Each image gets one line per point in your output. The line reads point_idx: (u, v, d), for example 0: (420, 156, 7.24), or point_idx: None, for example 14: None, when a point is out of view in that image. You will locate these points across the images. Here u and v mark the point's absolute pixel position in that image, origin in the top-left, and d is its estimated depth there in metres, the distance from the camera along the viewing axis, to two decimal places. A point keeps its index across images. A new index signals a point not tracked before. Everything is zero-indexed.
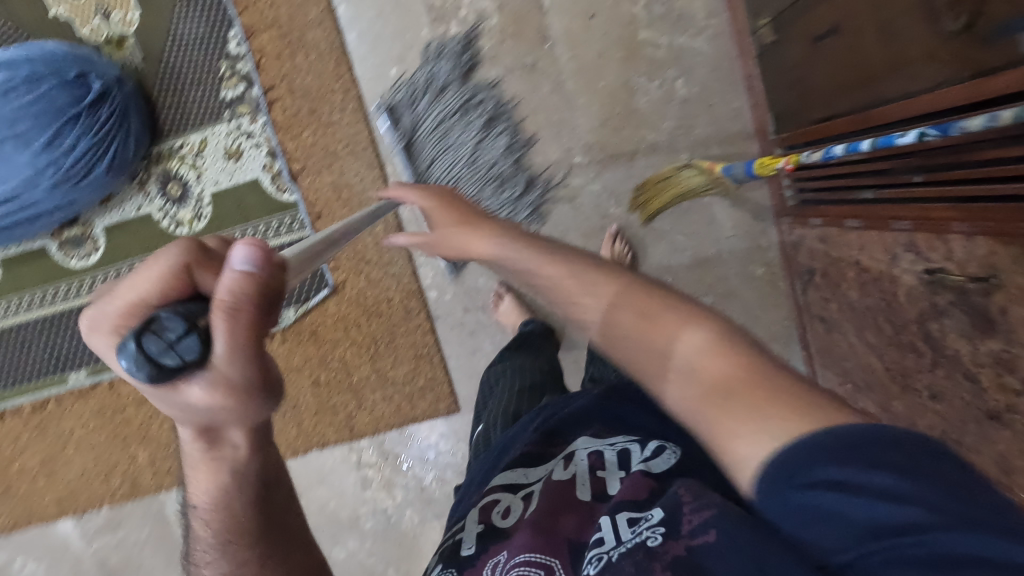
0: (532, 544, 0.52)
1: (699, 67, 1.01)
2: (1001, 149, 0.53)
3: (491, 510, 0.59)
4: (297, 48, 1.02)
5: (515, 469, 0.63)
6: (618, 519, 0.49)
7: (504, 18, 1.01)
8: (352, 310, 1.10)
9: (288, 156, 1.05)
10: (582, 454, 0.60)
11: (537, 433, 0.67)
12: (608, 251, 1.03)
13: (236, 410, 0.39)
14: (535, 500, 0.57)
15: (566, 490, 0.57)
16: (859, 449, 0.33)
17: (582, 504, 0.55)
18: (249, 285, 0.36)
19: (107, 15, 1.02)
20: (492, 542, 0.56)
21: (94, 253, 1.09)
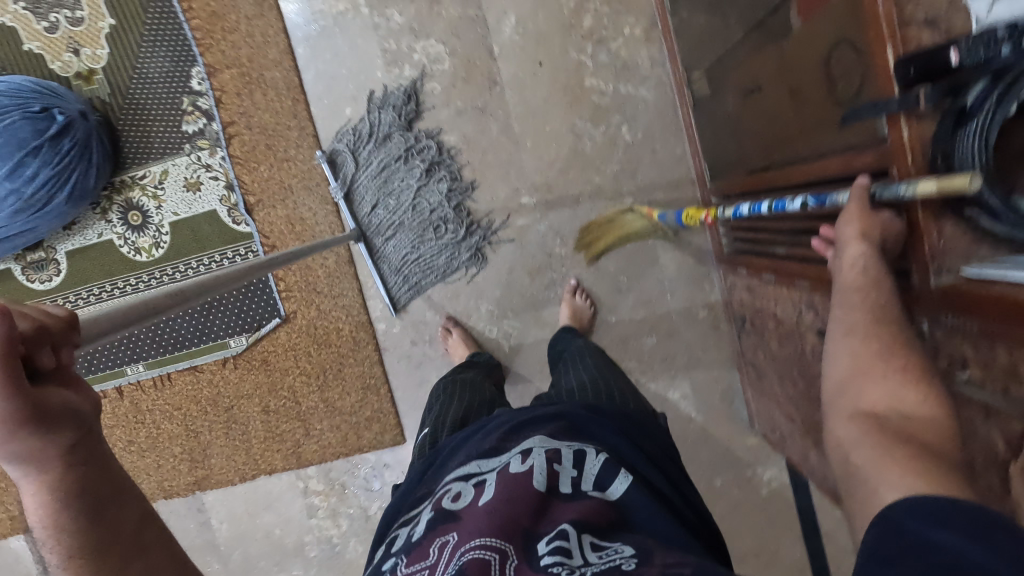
0: (486, 531, 0.49)
1: (642, 114, 1.04)
2: None
3: (442, 498, 0.56)
4: (256, 87, 1.06)
5: (471, 462, 0.61)
6: (582, 541, 0.49)
7: (455, 62, 1.05)
8: (302, 340, 1.12)
9: (244, 190, 1.08)
10: (539, 449, 0.59)
11: (498, 430, 0.65)
12: (569, 307, 1.07)
13: (27, 445, 0.36)
14: (489, 489, 0.54)
15: (522, 483, 0.54)
16: (948, 516, 0.35)
17: (537, 497, 0.53)
18: (1, 339, 0.32)
19: (78, 51, 1.07)
20: (441, 522, 0.52)
21: (56, 276, 1.13)
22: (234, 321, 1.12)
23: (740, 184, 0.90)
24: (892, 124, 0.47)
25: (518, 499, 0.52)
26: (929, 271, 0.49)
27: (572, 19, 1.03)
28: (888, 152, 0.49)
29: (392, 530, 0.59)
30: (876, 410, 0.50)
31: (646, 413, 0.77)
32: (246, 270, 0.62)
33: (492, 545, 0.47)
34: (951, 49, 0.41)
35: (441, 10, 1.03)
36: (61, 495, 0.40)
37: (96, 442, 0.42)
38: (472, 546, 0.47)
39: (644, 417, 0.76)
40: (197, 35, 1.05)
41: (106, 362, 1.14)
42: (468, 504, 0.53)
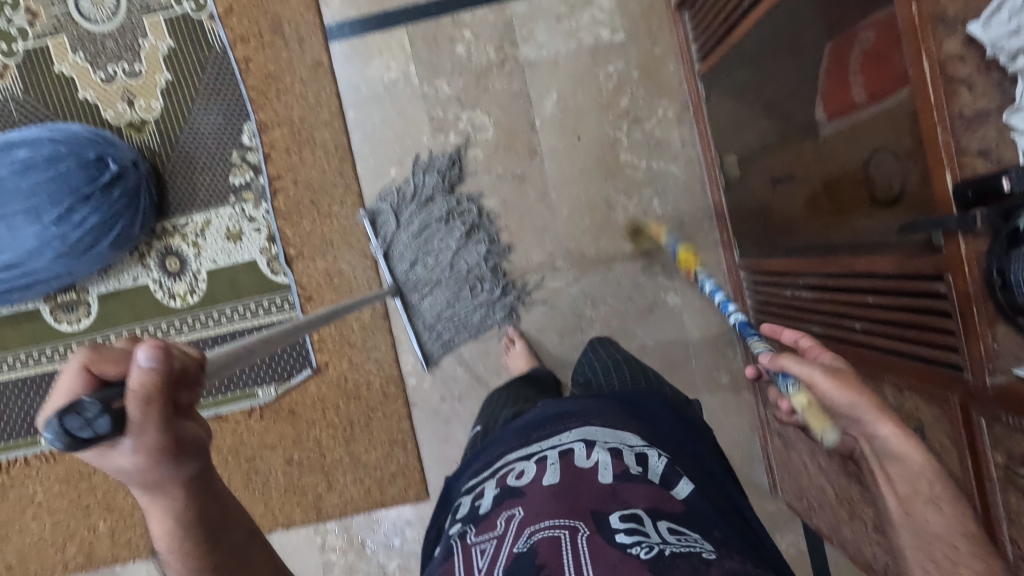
0: (557, 511, 0.52)
1: (672, 189, 1.11)
2: (918, 317, 0.61)
3: (508, 475, 0.61)
4: (305, 145, 1.10)
5: (533, 445, 0.66)
6: (657, 525, 0.51)
7: (498, 132, 1.11)
8: (332, 392, 1.13)
9: (286, 242, 1.11)
10: (603, 444, 0.62)
11: (556, 416, 0.69)
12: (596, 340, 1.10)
13: (162, 476, 0.37)
14: (554, 469, 0.58)
15: (587, 471, 0.57)
16: None
17: (605, 484, 0.56)
18: (159, 377, 0.34)
19: (132, 102, 1.10)
20: (507, 498, 0.57)
21: (85, 318, 1.12)
22: (263, 370, 1.12)
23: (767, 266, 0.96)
24: (949, 237, 0.53)
25: (584, 484, 0.55)
26: (984, 372, 0.54)
27: (609, 99, 1.10)
28: (944, 261, 0.55)
29: (460, 501, 0.65)
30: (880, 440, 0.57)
31: (681, 403, 0.85)
32: (313, 322, 0.67)
33: (562, 523, 0.51)
34: (1003, 176, 0.47)
35: (488, 84, 1.10)
36: (184, 518, 0.40)
37: (213, 475, 0.42)
38: (543, 526, 0.51)
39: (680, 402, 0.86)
40: (252, 93, 1.09)
41: None
42: (532, 481, 0.58)
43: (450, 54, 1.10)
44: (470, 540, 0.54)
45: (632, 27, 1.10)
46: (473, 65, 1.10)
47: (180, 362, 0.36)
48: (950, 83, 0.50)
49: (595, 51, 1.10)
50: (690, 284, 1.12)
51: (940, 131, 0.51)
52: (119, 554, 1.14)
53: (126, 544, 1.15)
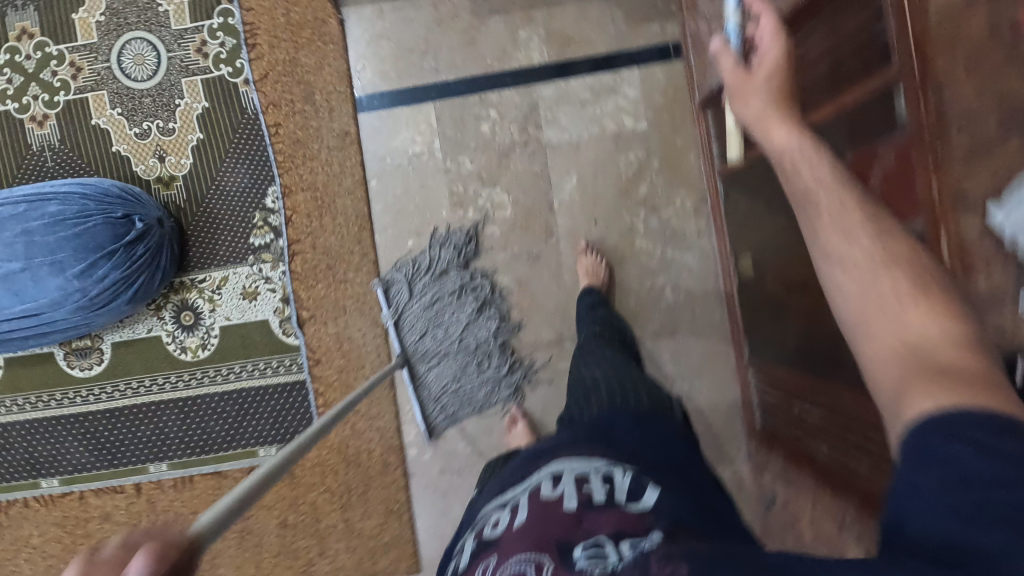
0: (523, 548, 0.51)
1: (686, 279, 1.11)
2: None
3: (483, 528, 0.61)
4: (326, 212, 1.12)
5: (510, 493, 0.65)
6: (620, 545, 0.50)
7: (516, 211, 1.12)
8: (332, 457, 1.13)
9: (299, 304, 1.12)
10: (570, 474, 0.61)
11: (528, 463, 0.68)
12: (583, 268, 1.10)
13: None
14: (522, 512, 0.57)
15: (556, 509, 0.56)
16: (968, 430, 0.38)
17: (570, 515, 0.54)
18: None
19: (163, 157, 1.13)
20: (483, 551, 0.56)
21: (97, 364, 1.14)
22: (267, 430, 1.13)
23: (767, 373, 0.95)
24: None
25: (553, 520, 0.54)
26: None
27: (628, 185, 1.11)
28: None
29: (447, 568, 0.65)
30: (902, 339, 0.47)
31: (658, 405, 0.83)
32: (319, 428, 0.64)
33: (527, 559, 0.50)
34: None
35: (509, 163, 1.12)
36: None
37: None
38: (512, 563, 0.50)
39: (658, 411, 0.82)
40: (279, 158, 1.12)
41: (131, 456, 1.14)
42: (505, 528, 0.57)
43: (475, 132, 1.12)
44: None
45: (656, 117, 1.11)
46: (496, 144, 1.12)
47: (173, 552, 0.34)
48: None
49: (617, 138, 1.11)
50: (698, 375, 1.11)
51: None
52: None
53: None
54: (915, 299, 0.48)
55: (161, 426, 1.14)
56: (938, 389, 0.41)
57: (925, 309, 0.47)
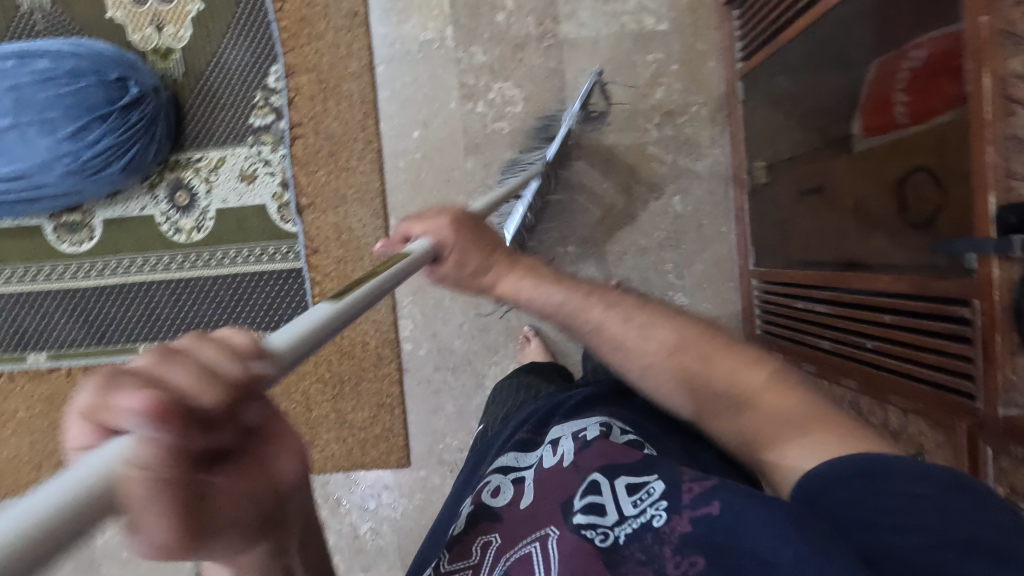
0: (524, 532, 0.59)
1: (695, 189, 1.09)
2: (940, 358, 0.57)
3: (483, 490, 0.67)
4: (330, 95, 1.08)
5: (511, 457, 0.69)
6: (615, 486, 0.57)
7: (528, 107, 1.09)
8: (326, 347, 1.12)
9: (298, 190, 1.09)
10: (567, 440, 0.65)
11: (530, 423, 0.74)
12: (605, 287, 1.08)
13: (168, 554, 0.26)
14: (529, 491, 0.63)
15: (557, 473, 0.62)
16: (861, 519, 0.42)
17: (567, 468, 0.62)
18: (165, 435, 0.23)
19: (160, 27, 1.08)
20: (485, 520, 0.63)
21: (88, 241, 1.11)
22: (260, 316, 1.12)
23: (778, 276, 0.96)
24: (982, 257, 0.51)
25: (557, 489, 0.61)
26: (996, 403, 0.51)
27: (645, 89, 1.08)
28: (971, 285, 0.52)
29: (439, 535, 0.69)
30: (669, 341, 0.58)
31: None
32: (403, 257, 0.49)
33: (533, 538, 0.57)
34: None
35: (523, 57, 1.08)
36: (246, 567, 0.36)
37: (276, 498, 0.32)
38: (515, 548, 0.58)
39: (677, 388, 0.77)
40: (283, 35, 1.07)
41: (121, 335, 1.12)
42: (510, 503, 0.63)
43: (490, 22, 1.07)
44: (446, 567, 0.61)
45: (678, 19, 1.07)
46: (511, 36, 1.08)
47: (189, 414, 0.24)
48: (1008, 103, 0.48)
49: (638, 38, 1.07)
50: (700, 287, 1.10)
51: (990, 150, 0.49)
52: None
53: None
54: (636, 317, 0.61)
55: (153, 308, 1.12)
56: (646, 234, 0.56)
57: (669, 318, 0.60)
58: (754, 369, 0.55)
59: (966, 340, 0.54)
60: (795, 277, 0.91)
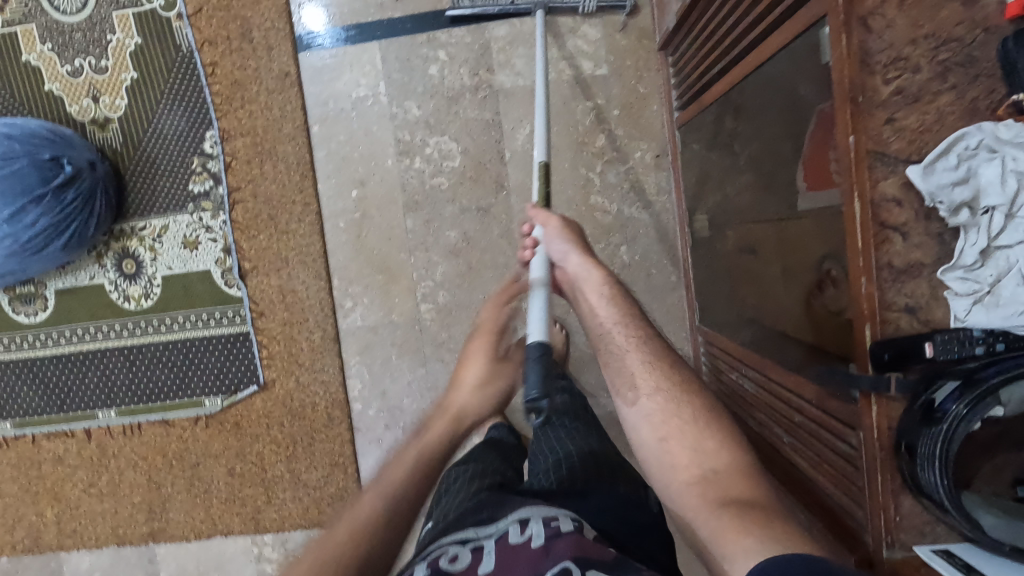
0: None
1: (641, 238, 1.05)
2: (837, 477, 0.54)
3: (439, 559, 0.55)
4: (266, 158, 1.07)
5: (469, 527, 0.60)
6: None
7: (466, 161, 1.06)
8: (277, 409, 1.12)
9: (241, 255, 1.09)
10: (538, 521, 0.57)
11: (492, 502, 0.63)
12: None
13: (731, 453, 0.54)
14: (489, 563, 0.54)
15: (521, 553, 0.53)
16: None
17: (536, 550, 0.53)
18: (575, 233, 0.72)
19: (97, 98, 1.08)
20: None
21: (42, 312, 1.13)
22: (212, 380, 1.12)
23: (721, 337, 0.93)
24: (864, 392, 0.47)
25: (520, 566, 0.52)
26: (882, 542, 0.48)
27: (586, 136, 1.04)
28: (857, 414, 0.49)
29: None
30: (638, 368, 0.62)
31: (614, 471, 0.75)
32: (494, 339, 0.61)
33: None
34: (927, 341, 0.43)
35: (459, 110, 1.05)
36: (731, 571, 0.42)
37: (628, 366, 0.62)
38: None
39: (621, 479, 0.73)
40: (216, 100, 1.06)
41: (79, 402, 1.14)
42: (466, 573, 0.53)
43: (423, 75, 1.05)
44: None
45: (618, 61, 1.03)
46: (445, 88, 1.05)
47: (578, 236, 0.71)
48: (882, 229, 0.44)
49: (575, 84, 1.04)
50: None
51: (864, 281, 0.45)
52: (65, 542, 1.17)
53: (71, 533, 1.17)
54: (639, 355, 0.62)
55: (108, 375, 1.13)
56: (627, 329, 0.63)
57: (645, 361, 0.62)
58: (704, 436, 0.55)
59: (854, 467, 0.51)
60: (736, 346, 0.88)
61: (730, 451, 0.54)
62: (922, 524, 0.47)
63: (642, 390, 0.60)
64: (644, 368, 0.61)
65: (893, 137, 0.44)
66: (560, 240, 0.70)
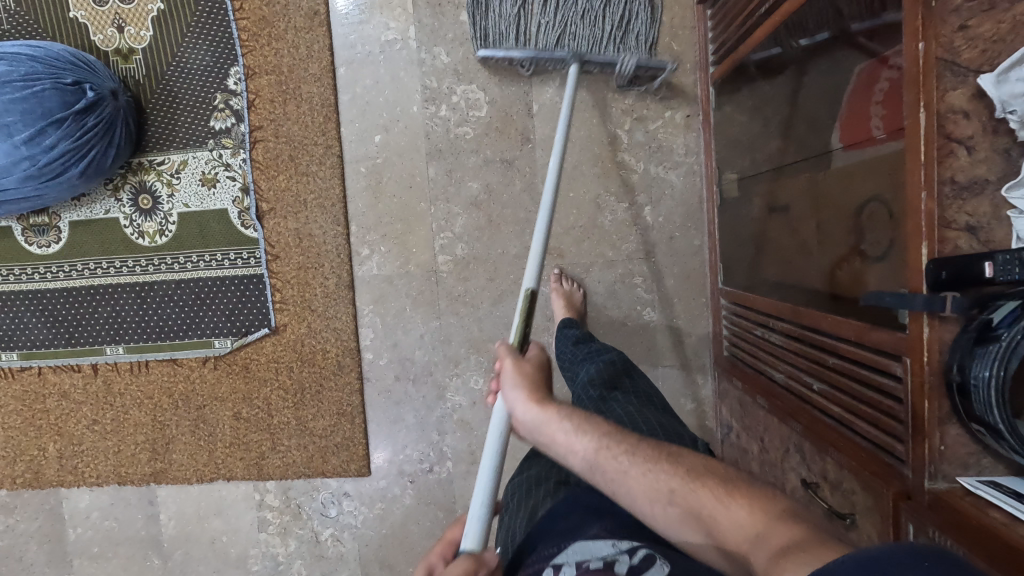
0: None
1: (666, 199, 1.04)
2: (874, 418, 0.53)
3: None
4: (290, 98, 1.05)
5: None
6: None
7: (493, 112, 1.04)
8: (287, 355, 1.11)
9: (259, 195, 1.08)
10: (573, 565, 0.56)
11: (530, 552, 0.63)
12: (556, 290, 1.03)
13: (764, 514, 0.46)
14: None
15: None
16: None
17: None
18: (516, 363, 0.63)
19: (121, 28, 1.06)
20: None
21: (54, 243, 1.12)
22: (223, 322, 1.11)
23: (741, 296, 0.92)
24: (916, 313, 0.45)
25: None
26: (924, 473, 0.46)
27: (616, 92, 1.03)
28: (904, 342, 0.47)
29: None
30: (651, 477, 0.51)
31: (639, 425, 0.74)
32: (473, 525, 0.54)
33: None
34: (986, 261, 0.40)
35: (489, 59, 1.03)
36: None
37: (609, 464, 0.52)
38: None
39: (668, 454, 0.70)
40: (243, 36, 1.05)
41: (88, 337, 1.13)
42: None
43: (454, 21, 1.03)
44: None
45: None
46: None
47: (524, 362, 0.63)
48: (947, 142, 0.43)
49: None
50: (671, 302, 1.05)
51: (924, 196, 0.44)
52: (66, 479, 1.16)
53: (72, 471, 1.16)
54: (643, 461, 0.53)
55: (118, 311, 1.12)
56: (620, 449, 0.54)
57: (644, 466, 0.52)
58: (736, 502, 0.48)
59: (897, 403, 0.49)
60: (756, 303, 0.86)
61: (761, 510, 0.47)
62: (967, 455, 0.45)
63: (655, 491, 0.50)
64: (652, 458, 0.53)
65: (965, 46, 0.42)
66: (511, 377, 0.61)
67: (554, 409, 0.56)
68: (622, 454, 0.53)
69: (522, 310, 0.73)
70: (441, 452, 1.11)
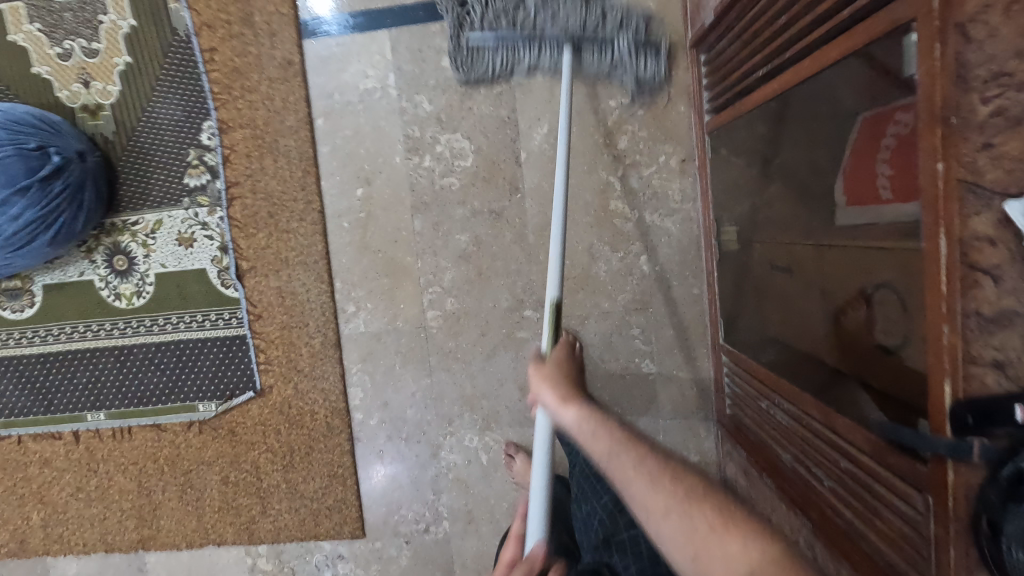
0: None
1: (663, 247, 0.99)
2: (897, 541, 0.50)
3: None
4: (267, 152, 1.01)
5: None
6: None
7: (479, 161, 0.99)
8: (274, 416, 1.07)
9: (238, 254, 1.03)
10: None
11: None
12: None
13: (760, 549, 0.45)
14: None
15: None
16: None
17: None
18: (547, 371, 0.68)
19: (88, 83, 1.02)
20: None
21: (29, 308, 1.07)
22: (207, 385, 1.07)
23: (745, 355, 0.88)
24: (936, 456, 0.42)
25: None
26: None
27: (607, 137, 0.98)
28: (928, 478, 0.44)
29: None
30: (661, 483, 0.50)
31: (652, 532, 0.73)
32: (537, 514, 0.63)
33: None
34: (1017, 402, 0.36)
35: (473, 106, 0.98)
36: None
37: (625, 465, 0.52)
38: None
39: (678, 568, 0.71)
40: (214, 88, 1.00)
41: (67, 403, 1.09)
42: None
43: (436, 68, 0.98)
44: None
45: None
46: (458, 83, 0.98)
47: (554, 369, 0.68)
48: (971, 272, 0.38)
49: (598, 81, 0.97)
50: (671, 354, 1.01)
51: (946, 329, 0.40)
52: (52, 547, 1.13)
53: (58, 538, 1.13)
54: (653, 469, 0.52)
55: (97, 376, 1.08)
56: (636, 455, 0.53)
57: (648, 476, 0.51)
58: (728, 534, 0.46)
59: (920, 537, 0.46)
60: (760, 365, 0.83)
61: (755, 538, 0.46)
62: None
63: (655, 504, 0.49)
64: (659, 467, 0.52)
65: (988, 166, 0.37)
66: (540, 385, 0.66)
67: (575, 413, 0.60)
68: (635, 459, 0.52)
69: (548, 329, 0.77)
70: (437, 512, 1.07)
